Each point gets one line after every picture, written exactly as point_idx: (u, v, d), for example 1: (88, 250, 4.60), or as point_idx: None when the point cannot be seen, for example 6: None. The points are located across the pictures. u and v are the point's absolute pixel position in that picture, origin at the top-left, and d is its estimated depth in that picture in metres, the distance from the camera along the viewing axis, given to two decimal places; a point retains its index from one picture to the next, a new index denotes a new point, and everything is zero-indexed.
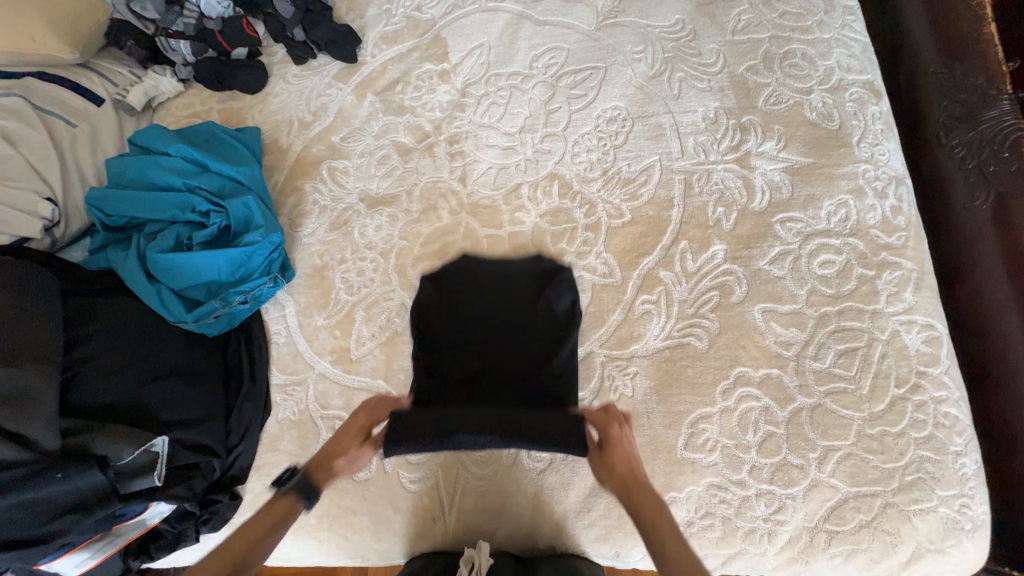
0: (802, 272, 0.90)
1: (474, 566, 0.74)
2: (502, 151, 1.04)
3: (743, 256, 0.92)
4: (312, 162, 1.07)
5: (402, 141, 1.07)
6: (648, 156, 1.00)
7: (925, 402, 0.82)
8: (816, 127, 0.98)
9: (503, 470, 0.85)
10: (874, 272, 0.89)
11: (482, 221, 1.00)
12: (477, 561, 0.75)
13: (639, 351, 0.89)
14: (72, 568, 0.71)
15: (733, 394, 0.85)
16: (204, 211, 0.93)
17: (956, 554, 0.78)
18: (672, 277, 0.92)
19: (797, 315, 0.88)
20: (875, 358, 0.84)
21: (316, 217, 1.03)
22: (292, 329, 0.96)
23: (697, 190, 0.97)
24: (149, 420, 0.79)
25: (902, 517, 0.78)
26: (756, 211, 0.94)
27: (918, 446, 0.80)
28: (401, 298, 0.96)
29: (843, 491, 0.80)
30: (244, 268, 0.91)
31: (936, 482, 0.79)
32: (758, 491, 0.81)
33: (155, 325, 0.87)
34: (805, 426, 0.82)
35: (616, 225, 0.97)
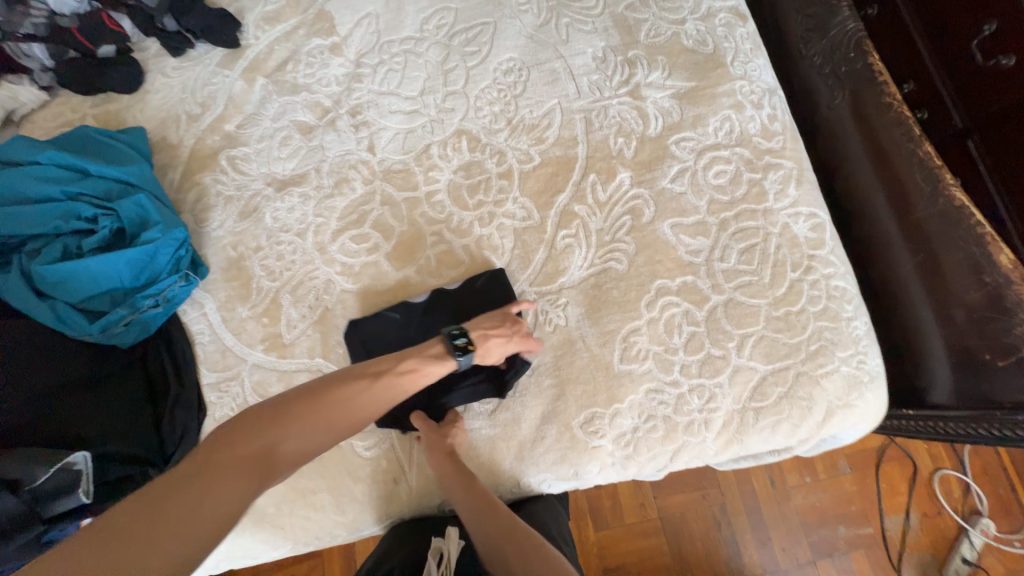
0: (699, 185, 0.97)
1: (443, 557, 0.77)
2: (406, 116, 1.04)
3: (647, 179, 0.98)
4: (209, 154, 1.03)
5: (302, 119, 1.05)
6: (548, 101, 1.04)
7: (817, 280, 0.92)
8: (693, 53, 1.05)
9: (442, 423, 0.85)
10: (761, 174, 0.97)
11: (398, 185, 1.00)
12: (447, 549, 0.77)
13: (566, 283, 0.94)
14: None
15: (656, 305, 0.91)
16: (91, 217, 0.86)
17: (861, 405, 0.88)
18: (586, 210, 0.97)
19: (701, 224, 0.95)
20: (771, 250, 0.93)
21: (224, 209, 0.99)
22: (216, 325, 0.92)
23: (598, 125, 1.02)
24: (67, 437, 0.76)
25: (812, 382, 0.88)
26: (653, 136, 1.00)
27: (817, 318, 0.90)
28: (328, 275, 0.95)
29: (762, 370, 0.88)
30: (148, 270, 0.87)
31: (836, 346, 0.89)
32: (690, 387, 0.88)
33: (56, 343, 0.82)
34: (722, 320, 0.90)
35: (528, 169, 1.00)
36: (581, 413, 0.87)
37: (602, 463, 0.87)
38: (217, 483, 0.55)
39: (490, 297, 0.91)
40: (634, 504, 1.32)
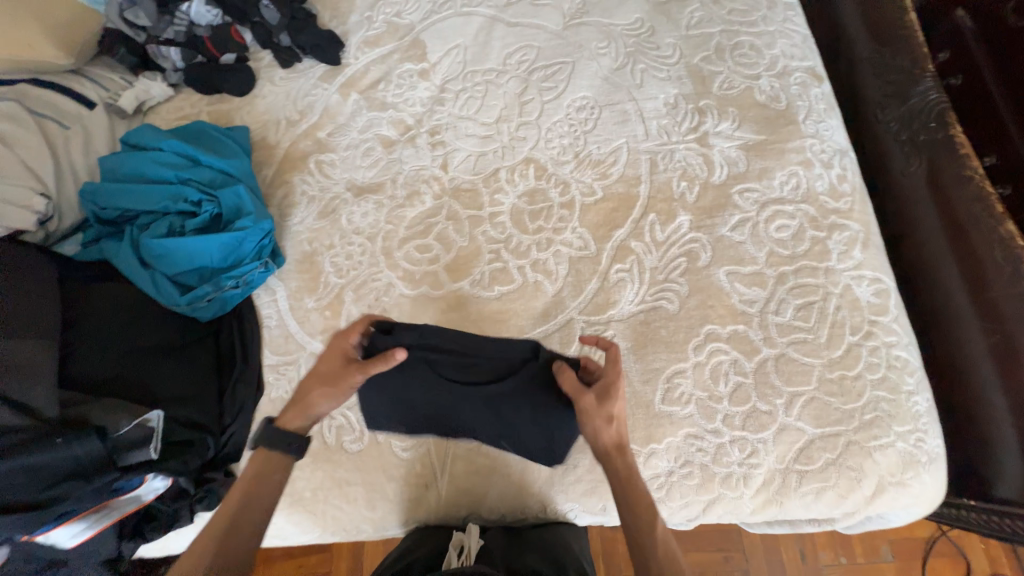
0: (760, 237, 0.97)
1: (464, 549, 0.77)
2: (480, 140, 1.11)
3: (707, 225, 0.99)
4: (300, 157, 1.13)
5: (385, 134, 1.14)
6: (616, 139, 1.08)
7: (878, 347, 0.89)
8: (765, 108, 1.07)
9: (601, 398, 0.71)
10: (825, 233, 0.97)
11: (464, 203, 1.06)
12: (467, 541, 0.78)
13: (615, 316, 0.95)
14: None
15: (704, 350, 0.91)
16: (196, 201, 0.97)
17: (915, 486, 0.84)
18: (643, 247, 0.99)
19: (758, 275, 0.95)
20: (830, 310, 0.91)
21: (305, 207, 1.08)
22: (283, 312, 1.00)
23: (662, 167, 1.05)
24: (146, 392, 0.83)
25: (864, 453, 0.84)
26: (716, 184, 1.02)
27: (874, 387, 0.87)
28: (389, 279, 1.01)
29: (810, 433, 0.85)
30: (235, 254, 0.96)
31: (893, 419, 0.85)
32: (732, 438, 0.86)
33: (149, 309, 0.91)
34: (772, 374, 0.88)
35: (590, 202, 1.04)
36: None
37: None
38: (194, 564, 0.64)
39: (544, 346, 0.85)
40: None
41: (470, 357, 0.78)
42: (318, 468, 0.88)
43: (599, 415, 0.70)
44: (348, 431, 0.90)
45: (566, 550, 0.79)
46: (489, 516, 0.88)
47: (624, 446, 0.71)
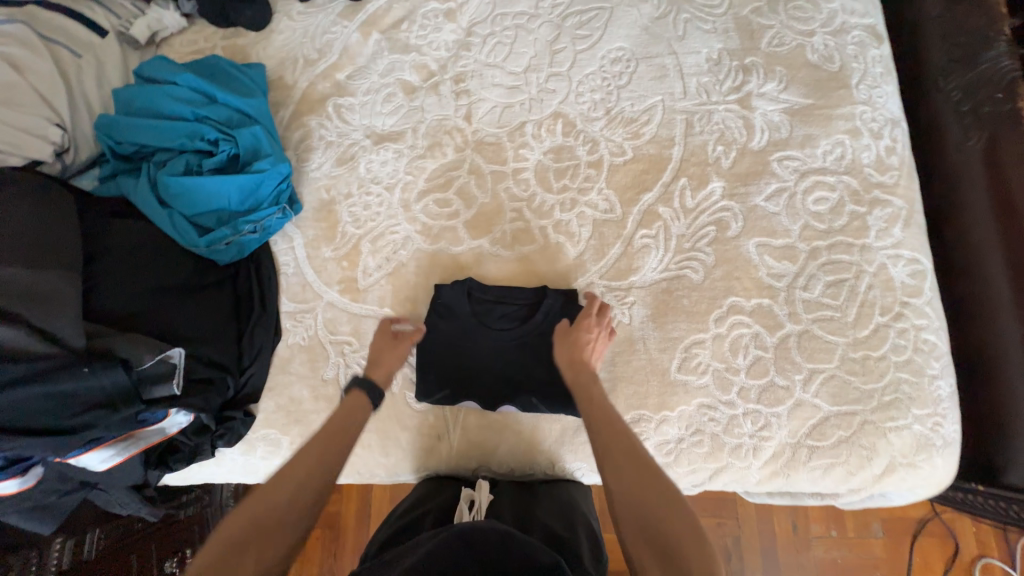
0: (796, 208, 0.93)
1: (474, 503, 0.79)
2: (507, 91, 1.05)
3: (741, 193, 0.95)
4: (318, 100, 1.09)
5: (408, 79, 1.08)
6: (651, 96, 1.02)
7: (906, 329, 0.86)
8: (816, 68, 0.99)
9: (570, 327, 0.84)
10: (866, 208, 0.92)
11: (488, 156, 1.02)
12: (477, 497, 0.80)
13: (637, 282, 0.93)
14: (17, 487, 0.71)
15: (725, 322, 0.89)
16: (213, 140, 0.94)
17: (926, 468, 0.83)
18: (671, 213, 0.95)
19: (790, 249, 0.91)
20: (861, 289, 0.88)
21: (323, 153, 1.05)
22: (301, 260, 0.99)
23: (698, 129, 0.99)
24: (167, 330, 0.84)
25: (879, 433, 0.83)
26: (755, 149, 0.97)
27: (897, 368, 0.85)
28: (407, 232, 0.99)
29: (826, 410, 0.85)
30: (253, 197, 0.94)
31: (913, 401, 0.84)
32: (745, 410, 0.86)
33: (168, 249, 0.90)
34: (793, 350, 0.87)
35: (619, 163, 0.99)
36: (628, 413, 0.87)
37: None
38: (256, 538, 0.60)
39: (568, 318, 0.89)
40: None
41: (513, 304, 0.91)
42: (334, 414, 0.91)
43: (567, 339, 0.82)
44: None
45: (574, 506, 0.79)
46: (499, 469, 0.90)
47: (577, 362, 0.79)
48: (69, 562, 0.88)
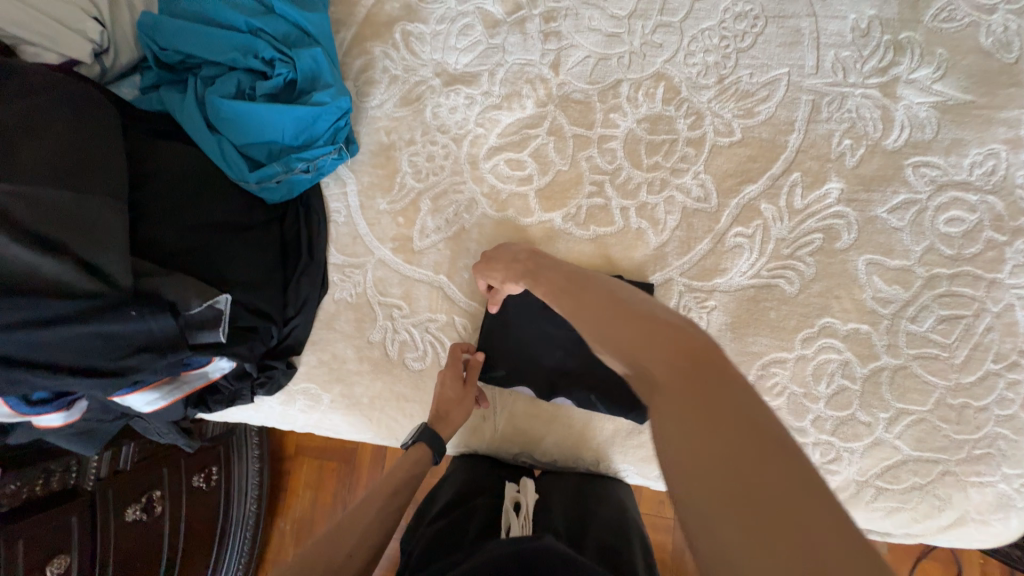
0: (922, 227, 0.80)
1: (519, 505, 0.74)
2: (605, 39, 0.90)
3: (861, 199, 0.82)
4: (384, 22, 0.94)
5: (489, 9, 0.93)
6: (776, 68, 0.86)
7: (1018, 381, 0.77)
8: (986, 57, 0.82)
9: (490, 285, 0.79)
10: (1006, 238, 0.79)
11: (572, 117, 0.89)
12: (522, 499, 0.75)
13: (720, 286, 0.84)
14: (63, 420, 0.70)
15: (813, 344, 0.81)
16: (268, 59, 0.82)
17: (998, 527, 0.78)
18: (773, 212, 0.84)
19: (904, 273, 0.80)
20: (978, 330, 0.78)
21: (386, 88, 0.93)
22: (353, 209, 0.91)
23: (825, 116, 0.84)
24: (209, 269, 0.77)
25: (958, 486, 0.77)
26: (888, 149, 0.82)
27: (997, 423, 0.77)
28: (472, 194, 0.89)
29: (905, 453, 0.78)
30: (308, 132, 0.84)
31: (1005, 459, 0.77)
32: (816, 440, 0.79)
33: (214, 180, 0.82)
34: (883, 386, 0.79)
35: (723, 144, 0.86)
36: None
37: None
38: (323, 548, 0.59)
39: None
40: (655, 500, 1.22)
41: None
42: (378, 378, 0.87)
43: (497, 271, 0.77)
44: (411, 348, 0.87)
45: (625, 512, 0.76)
46: (542, 458, 0.86)
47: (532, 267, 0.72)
48: (107, 473, 0.87)
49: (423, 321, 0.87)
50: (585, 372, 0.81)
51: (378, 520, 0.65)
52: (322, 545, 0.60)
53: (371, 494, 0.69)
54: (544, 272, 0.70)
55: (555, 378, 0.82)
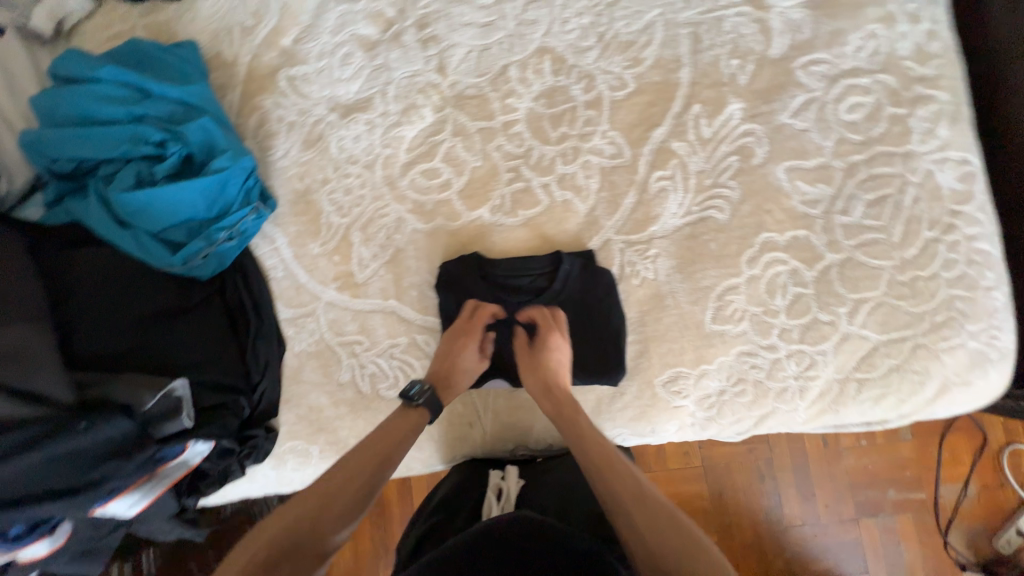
0: (827, 121, 0.82)
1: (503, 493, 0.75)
2: (481, 30, 0.91)
3: (763, 112, 0.84)
4: (267, 74, 0.95)
5: (364, 33, 0.94)
6: (648, 11, 0.87)
7: (957, 241, 0.79)
8: None
9: (534, 346, 0.79)
10: (906, 110, 0.81)
11: (471, 113, 0.90)
12: (506, 486, 0.75)
13: (657, 233, 0.84)
14: (49, 547, 0.69)
15: (759, 262, 0.82)
16: (159, 141, 0.82)
17: (980, 383, 0.79)
18: (686, 147, 0.85)
19: (824, 169, 0.81)
20: (906, 204, 0.80)
21: (287, 136, 0.93)
22: (288, 261, 0.91)
23: (708, 43, 0.86)
24: (161, 360, 0.79)
25: (931, 355, 0.79)
26: (775, 58, 0.84)
27: (950, 286, 0.79)
28: (398, 213, 0.89)
29: (874, 340, 0.79)
30: (220, 201, 0.84)
31: (966, 318, 0.78)
32: (788, 352, 0.81)
33: (141, 272, 0.82)
34: (835, 283, 0.80)
35: (620, 98, 0.87)
36: (665, 372, 0.82)
37: (682, 423, 0.84)
38: (313, 506, 0.60)
39: (591, 287, 0.83)
40: (678, 454, 1.31)
41: (528, 276, 0.85)
42: (358, 417, 0.87)
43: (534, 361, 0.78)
44: (382, 378, 0.87)
45: None
46: (538, 446, 0.87)
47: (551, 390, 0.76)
48: None
49: (386, 349, 0.87)
50: None
51: (376, 468, 0.67)
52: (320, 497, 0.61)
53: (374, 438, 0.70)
54: (536, 366, 0.78)
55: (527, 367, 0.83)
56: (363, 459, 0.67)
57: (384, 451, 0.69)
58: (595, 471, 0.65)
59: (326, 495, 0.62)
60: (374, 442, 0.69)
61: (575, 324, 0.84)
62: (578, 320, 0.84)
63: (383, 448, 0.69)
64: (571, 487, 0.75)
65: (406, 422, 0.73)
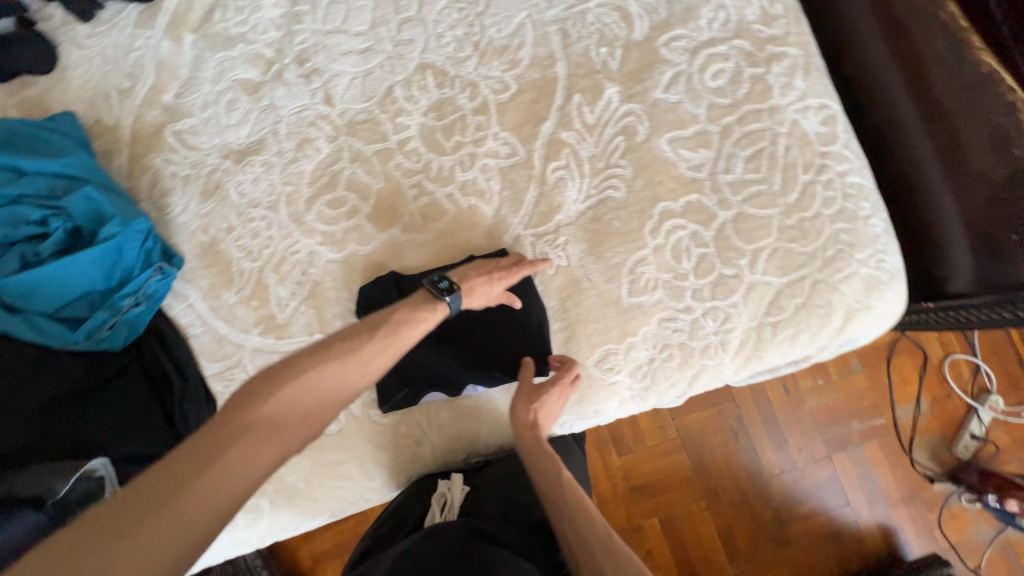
0: (696, 90, 0.87)
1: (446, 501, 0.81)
2: (360, 56, 0.92)
3: (638, 92, 0.88)
4: (152, 132, 0.93)
5: (246, 77, 0.94)
6: (516, 15, 0.91)
7: (832, 179, 0.85)
8: None
9: (537, 386, 0.77)
10: (764, 68, 0.87)
11: (364, 137, 0.91)
12: (450, 494, 0.81)
13: (563, 221, 0.87)
14: None
15: (661, 231, 0.86)
16: (41, 220, 0.80)
17: (880, 305, 0.85)
18: (575, 136, 0.88)
19: (702, 135, 0.87)
20: (780, 153, 0.86)
21: (183, 191, 0.91)
22: (205, 315, 0.88)
23: (576, 36, 0.90)
24: (80, 444, 0.76)
25: (830, 288, 0.84)
26: (639, 41, 0.89)
27: (833, 221, 0.85)
28: (310, 248, 0.89)
29: (777, 284, 0.84)
30: (118, 268, 0.81)
31: (853, 248, 0.84)
32: (703, 310, 0.84)
33: (43, 356, 0.78)
34: (732, 237, 0.85)
35: (505, 100, 0.90)
36: (595, 352, 0.85)
37: (622, 397, 0.86)
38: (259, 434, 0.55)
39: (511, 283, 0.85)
40: (654, 427, 1.32)
41: None
42: (303, 459, 0.85)
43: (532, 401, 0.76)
44: None
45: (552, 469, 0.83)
46: (489, 450, 0.87)
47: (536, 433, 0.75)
48: None
49: None
50: (483, 354, 0.83)
51: (343, 391, 0.60)
52: (272, 421, 0.56)
53: (356, 347, 0.63)
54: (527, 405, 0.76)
55: (461, 373, 0.82)
56: (331, 375, 0.60)
57: (358, 369, 0.62)
58: (564, 514, 0.67)
59: (280, 416, 0.56)
60: (352, 356, 0.62)
61: (500, 322, 0.84)
62: (503, 317, 0.84)
63: (360, 364, 0.62)
64: (512, 488, 0.81)
65: (391, 333, 0.65)
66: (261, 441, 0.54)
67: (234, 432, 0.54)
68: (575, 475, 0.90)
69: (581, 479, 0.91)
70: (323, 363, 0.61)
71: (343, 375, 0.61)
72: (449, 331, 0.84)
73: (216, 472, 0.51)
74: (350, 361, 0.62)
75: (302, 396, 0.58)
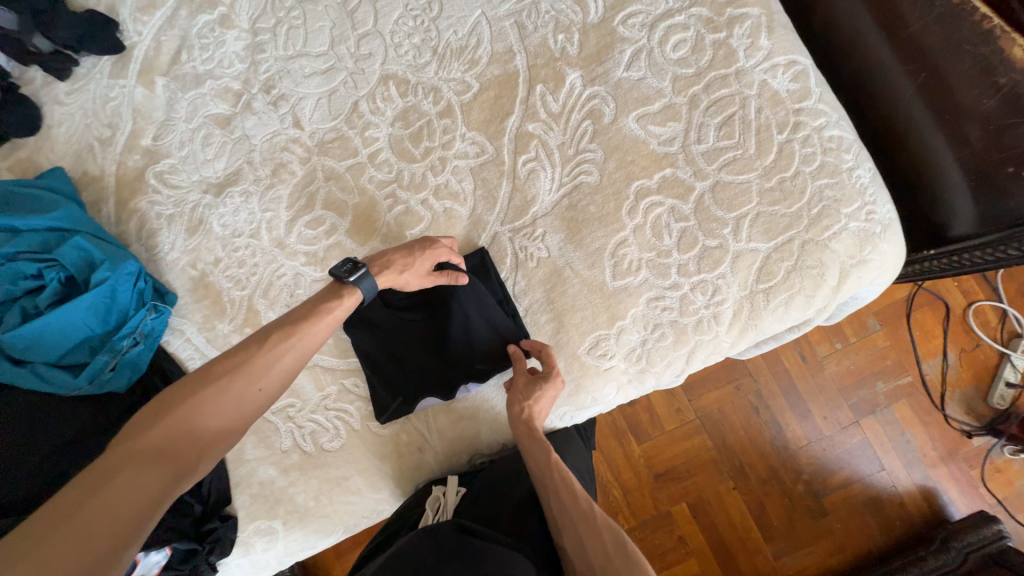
0: (659, 64, 0.86)
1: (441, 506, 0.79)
2: (323, 76, 0.94)
3: (600, 74, 0.87)
4: (135, 177, 0.96)
5: (217, 111, 0.96)
6: (470, 14, 0.91)
7: (808, 135, 0.83)
8: None
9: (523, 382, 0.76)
10: (725, 32, 0.85)
11: (336, 155, 0.92)
12: (445, 498, 0.80)
13: (539, 213, 0.87)
14: None
15: (639, 210, 0.84)
16: (37, 273, 0.83)
17: (876, 259, 0.82)
18: (542, 127, 0.88)
19: (669, 108, 0.85)
20: (752, 116, 0.84)
21: (169, 229, 0.94)
22: (202, 347, 0.91)
23: (532, 27, 0.90)
24: None
25: (820, 247, 0.81)
26: (595, 23, 0.88)
27: (814, 178, 0.82)
28: (295, 269, 0.90)
29: (764, 249, 0.82)
30: (114, 310, 0.84)
31: (840, 203, 0.81)
32: (691, 285, 0.83)
33: (52, 404, 0.81)
34: (711, 207, 0.83)
35: (468, 99, 0.90)
36: (586, 340, 0.83)
37: (619, 382, 0.84)
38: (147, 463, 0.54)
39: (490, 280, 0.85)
40: (671, 411, 1.28)
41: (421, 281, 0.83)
42: (310, 477, 0.86)
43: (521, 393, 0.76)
44: (322, 433, 0.86)
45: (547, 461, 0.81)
46: (491, 449, 0.87)
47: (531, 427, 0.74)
48: None
49: (319, 403, 0.87)
50: (464, 348, 0.81)
51: (243, 405, 0.60)
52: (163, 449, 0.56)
53: (254, 355, 0.61)
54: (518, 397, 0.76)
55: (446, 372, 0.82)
56: (228, 392, 0.59)
57: (256, 380, 0.61)
58: (550, 491, 0.70)
59: (175, 438, 0.56)
60: (249, 367, 0.61)
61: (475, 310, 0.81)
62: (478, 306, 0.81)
63: (261, 374, 0.61)
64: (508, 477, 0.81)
65: (293, 331, 0.63)
66: (157, 460, 0.55)
67: (128, 455, 0.54)
68: (581, 467, 0.88)
69: (588, 470, 0.90)
70: (215, 380, 0.59)
71: (241, 387, 0.60)
72: (431, 331, 0.83)
73: (106, 496, 0.51)
74: (246, 374, 0.60)
75: (196, 417, 0.58)
